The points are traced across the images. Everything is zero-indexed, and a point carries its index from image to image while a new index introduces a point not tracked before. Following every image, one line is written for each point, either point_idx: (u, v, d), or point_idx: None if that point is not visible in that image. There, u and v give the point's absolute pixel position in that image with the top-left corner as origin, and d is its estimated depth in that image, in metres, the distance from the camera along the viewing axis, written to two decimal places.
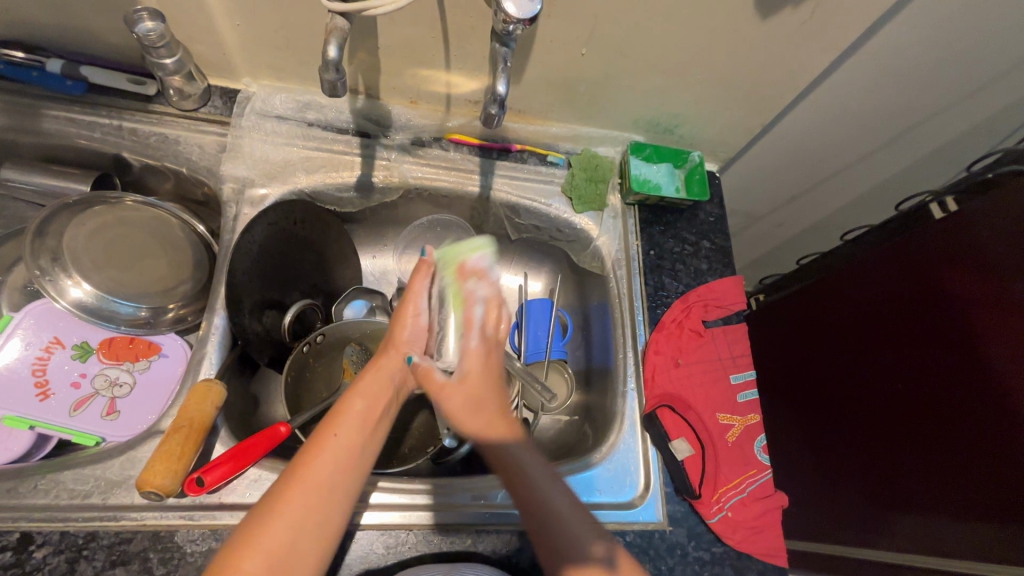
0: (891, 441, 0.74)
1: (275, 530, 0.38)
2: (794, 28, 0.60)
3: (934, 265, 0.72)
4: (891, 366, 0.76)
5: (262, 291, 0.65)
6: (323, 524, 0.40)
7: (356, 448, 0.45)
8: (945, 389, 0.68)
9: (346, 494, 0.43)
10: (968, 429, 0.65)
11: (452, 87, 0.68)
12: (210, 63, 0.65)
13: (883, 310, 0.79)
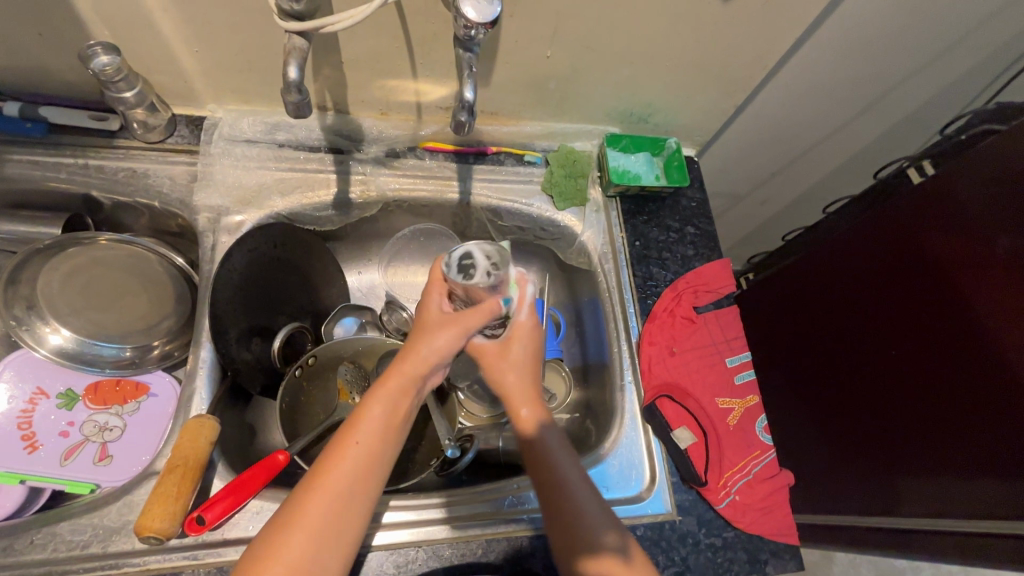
0: (883, 405, 0.74)
1: (292, 546, 0.40)
2: (758, 8, 0.60)
3: (913, 225, 0.72)
4: (875, 332, 0.76)
5: (247, 320, 0.64)
6: (337, 539, 0.41)
7: (371, 468, 0.44)
8: (932, 348, 0.68)
9: (360, 510, 0.43)
10: (960, 385, 0.64)
11: (422, 95, 0.67)
12: (172, 91, 0.63)
13: (863, 276, 0.79)
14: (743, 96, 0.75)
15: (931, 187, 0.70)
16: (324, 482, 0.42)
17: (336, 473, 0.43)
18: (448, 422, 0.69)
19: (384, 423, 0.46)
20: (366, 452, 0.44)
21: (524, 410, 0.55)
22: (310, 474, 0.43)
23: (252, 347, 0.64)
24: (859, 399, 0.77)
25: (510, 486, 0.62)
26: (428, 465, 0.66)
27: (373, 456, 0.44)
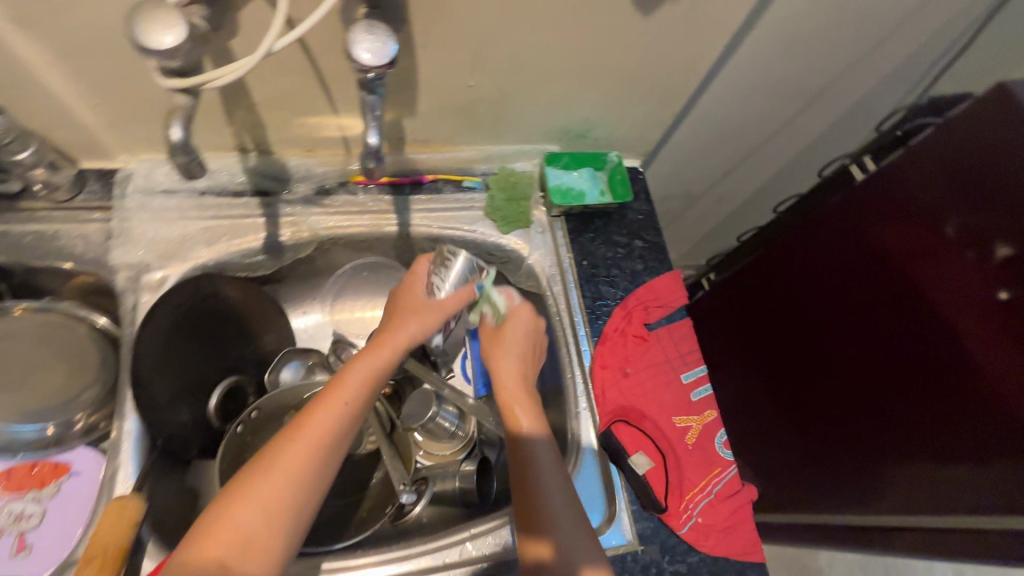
0: (864, 403, 0.77)
1: (240, 513, 0.42)
2: (680, 18, 0.58)
3: (876, 232, 0.74)
4: (851, 333, 0.79)
5: (178, 380, 0.61)
6: (285, 520, 0.44)
7: (330, 451, 0.47)
8: (909, 349, 0.71)
9: (314, 494, 0.46)
10: (935, 385, 0.68)
11: (346, 129, 0.64)
12: (76, 146, 0.60)
13: (832, 281, 0.81)
14: (680, 105, 0.74)
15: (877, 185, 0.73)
16: (284, 452, 0.45)
17: (298, 446, 0.46)
18: (402, 463, 0.67)
19: (353, 410, 0.49)
20: (326, 432, 0.47)
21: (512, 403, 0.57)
22: (274, 446, 0.46)
23: (186, 408, 0.61)
24: (841, 399, 0.81)
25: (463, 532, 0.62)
26: (384, 513, 0.65)
27: (332, 440, 0.47)
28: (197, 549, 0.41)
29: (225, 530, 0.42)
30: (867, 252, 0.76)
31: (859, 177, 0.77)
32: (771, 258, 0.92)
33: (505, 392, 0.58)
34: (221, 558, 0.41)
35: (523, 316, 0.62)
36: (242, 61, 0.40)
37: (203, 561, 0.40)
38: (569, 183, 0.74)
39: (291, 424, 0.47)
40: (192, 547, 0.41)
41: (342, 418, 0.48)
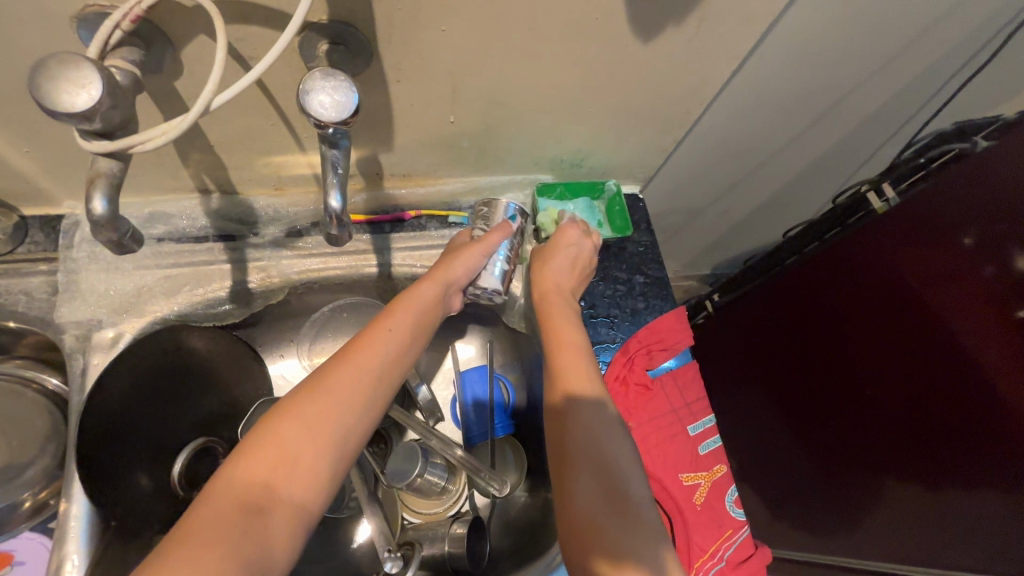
0: (879, 416, 0.77)
1: (289, 431, 0.42)
2: (681, 45, 0.52)
3: (898, 258, 0.70)
4: (864, 350, 0.77)
5: (135, 449, 0.55)
6: (336, 443, 0.43)
7: (380, 378, 0.48)
8: (927, 372, 0.70)
9: (362, 419, 0.45)
10: (953, 408, 0.68)
11: (316, 167, 0.59)
12: (14, 193, 0.54)
13: (847, 302, 0.77)
14: (682, 130, 0.68)
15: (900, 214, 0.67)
16: (335, 374, 0.45)
17: (350, 370, 0.46)
18: (387, 525, 0.62)
19: (400, 341, 0.51)
20: (377, 358, 0.48)
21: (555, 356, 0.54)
22: (327, 368, 0.46)
23: (146, 479, 0.56)
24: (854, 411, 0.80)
25: None
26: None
27: (389, 366, 0.49)
28: (245, 468, 0.40)
29: (274, 450, 0.41)
30: (886, 276, 0.72)
31: (879, 207, 0.70)
32: (781, 280, 0.85)
33: (560, 333, 0.57)
34: (268, 479, 0.40)
35: (567, 252, 0.63)
36: (178, 119, 0.34)
37: (249, 482, 0.39)
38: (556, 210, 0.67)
39: (343, 351, 0.48)
40: (238, 464, 0.40)
41: (390, 350, 0.49)
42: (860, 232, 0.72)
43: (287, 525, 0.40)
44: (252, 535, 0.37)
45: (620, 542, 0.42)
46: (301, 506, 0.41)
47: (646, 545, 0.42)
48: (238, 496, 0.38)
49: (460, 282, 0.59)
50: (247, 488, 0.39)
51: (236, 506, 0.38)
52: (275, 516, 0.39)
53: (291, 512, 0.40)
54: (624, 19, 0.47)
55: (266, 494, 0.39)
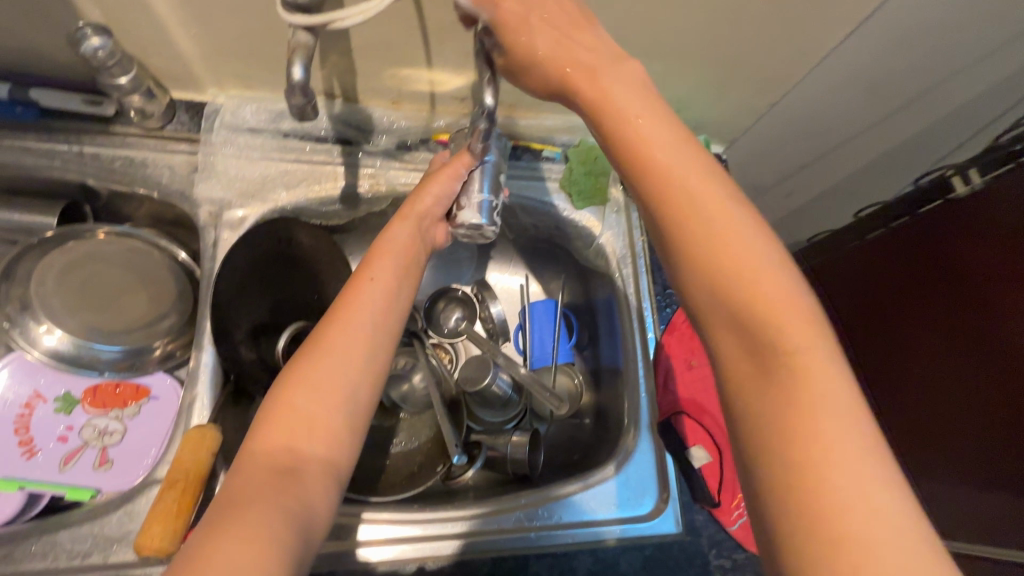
0: (914, 414, 0.70)
1: (297, 397, 0.40)
2: (807, 4, 0.55)
3: (968, 248, 0.63)
4: (909, 341, 0.70)
5: (251, 317, 0.61)
6: (346, 401, 0.42)
7: (379, 326, 0.46)
8: (973, 370, 0.62)
9: (369, 374, 0.43)
10: (995, 410, 0.60)
11: (435, 85, 0.62)
12: (171, 75, 0.59)
13: (911, 293, 0.70)
14: (779, 93, 0.70)
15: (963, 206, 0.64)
16: (333, 335, 0.43)
17: (344, 328, 0.44)
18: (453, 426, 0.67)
19: (388, 292, 0.48)
20: (368, 317, 0.45)
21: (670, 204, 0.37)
22: (322, 332, 0.44)
23: (259, 345, 0.61)
24: (893, 408, 0.73)
25: (517, 501, 0.61)
26: (436, 471, 0.65)
27: (380, 319, 0.46)
28: (262, 439, 0.39)
29: (290, 415, 0.40)
30: (946, 265, 0.65)
31: (957, 194, 0.65)
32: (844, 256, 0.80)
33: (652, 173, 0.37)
34: (289, 442, 0.39)
35: (535, 63, 0.44)
36: (373, 3, 0.39)
37: (272, 451, 0.39)
38: None
39: (328, 316, 0.45)
40: (256, 438, 0.39)
41: (381, 300, 0.47)
42: (927, 221, 0.69)
43: (322, 482, 0.39)
44: (287, 492, 0.36)
45: (771, 427, 0.31)
46: (328, 463, 0.40)
47: (823, 427, 0.30)
48: (265, 467, 0.38)
49: (434, 213, 0.55)
50: (272, 455, 0.38)
51: (265, 472, 0.37)
52: (306, 476, 0.38)
53: (320, 470, 0.39)
54: None
55: (291, 456, 0.38)
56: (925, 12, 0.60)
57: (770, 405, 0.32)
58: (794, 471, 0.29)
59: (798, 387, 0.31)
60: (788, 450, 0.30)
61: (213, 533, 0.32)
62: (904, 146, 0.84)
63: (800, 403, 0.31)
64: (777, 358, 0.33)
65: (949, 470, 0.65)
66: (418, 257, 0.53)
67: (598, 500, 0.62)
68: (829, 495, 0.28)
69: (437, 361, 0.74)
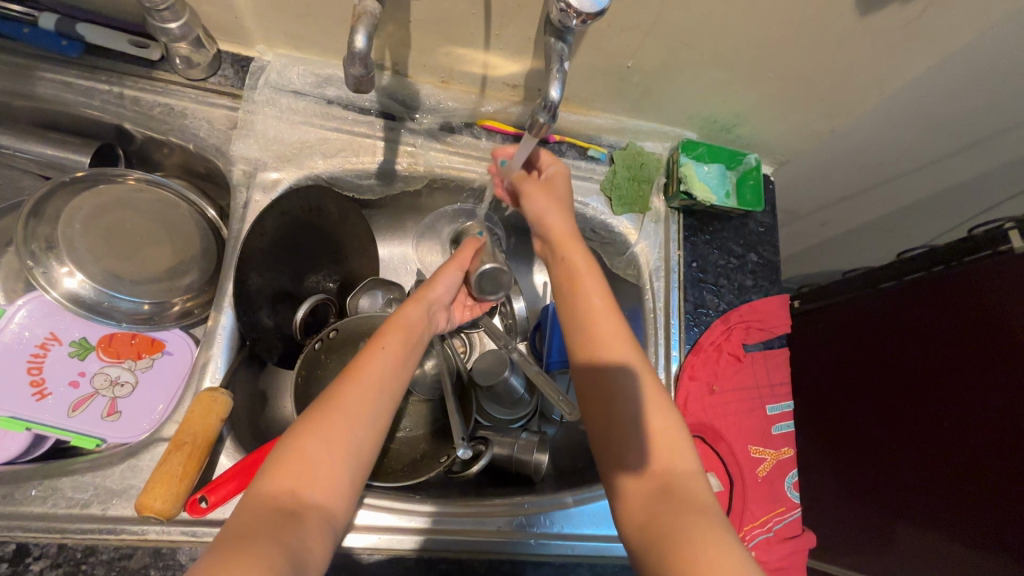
0: (909, 475, 0.66)
1: (308, 444, 0.41)
2: (895, 28, 0.52)
3: (1008, 310, 0.57)
4: (918, 407, 0.65)
5: (273, 284, 0.60)
6: (351, 453, 0.42)
7: (387, 387, 0.46)
8: (984, 444, 0.58)
9: (373, 430, 0.44)
10: (1004, 486, 0.56)
11: (489, 68, 0.60)
12: (219, 25, 0.57)
13: (939, 351, 0.64)
14: (843, 121, 0.67)
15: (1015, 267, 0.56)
16: (343, 391, 0.44)
17: (358, 384, 0.45)
18: (461, 418, 0.65)
19: (397, 353, 0.48)
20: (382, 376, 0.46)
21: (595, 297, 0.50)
22: (332, 388, 0.44)
23: (278, 312, 0.60)
24: (894, 470, 0.68)
25: (521, 505, 0.60)
26: (438, 463, 0.63)
27: (381, 381, 0.46)
28: (269, 484, 0.39)
29: (297, 462, 0.40)
30: (981, 324, 0.59)
31: (1011, 249, 0.57)
32: (875, 299, 0.73)
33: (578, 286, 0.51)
34: (293, 488, 0.39)
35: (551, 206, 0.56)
36: None
37: (274, 495, 0.39)
38: (684, 171, 0.67)
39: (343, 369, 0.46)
40: (262, 480, 0.39)
41: (392, 360, 0.47)
42: (973, 271, 0.61)
43: (321, 532, 0.39)
44: (285, 533, 0.36)
45: (673, 513, 0.41)
46: (326, 507, 0.40)
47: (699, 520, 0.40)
48: (268, 508, 0.38)
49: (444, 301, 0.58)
50: (274, 500, 0.38)
51: (268, 513, 0.37)
52: (308, 525, 0.38)
53: (319, 518, 0.39)
54: None
55: (295, 499, 0.39)
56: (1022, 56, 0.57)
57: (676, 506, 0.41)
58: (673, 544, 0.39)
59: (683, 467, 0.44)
60: (685, 529, 0.39)
61: (222, 569, 0.32)
62: (962, 186, 0.80)
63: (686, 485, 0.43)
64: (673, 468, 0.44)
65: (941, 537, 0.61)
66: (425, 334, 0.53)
67: (602, 515, 0.61)
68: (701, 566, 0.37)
69: (452, 351, 0.71)
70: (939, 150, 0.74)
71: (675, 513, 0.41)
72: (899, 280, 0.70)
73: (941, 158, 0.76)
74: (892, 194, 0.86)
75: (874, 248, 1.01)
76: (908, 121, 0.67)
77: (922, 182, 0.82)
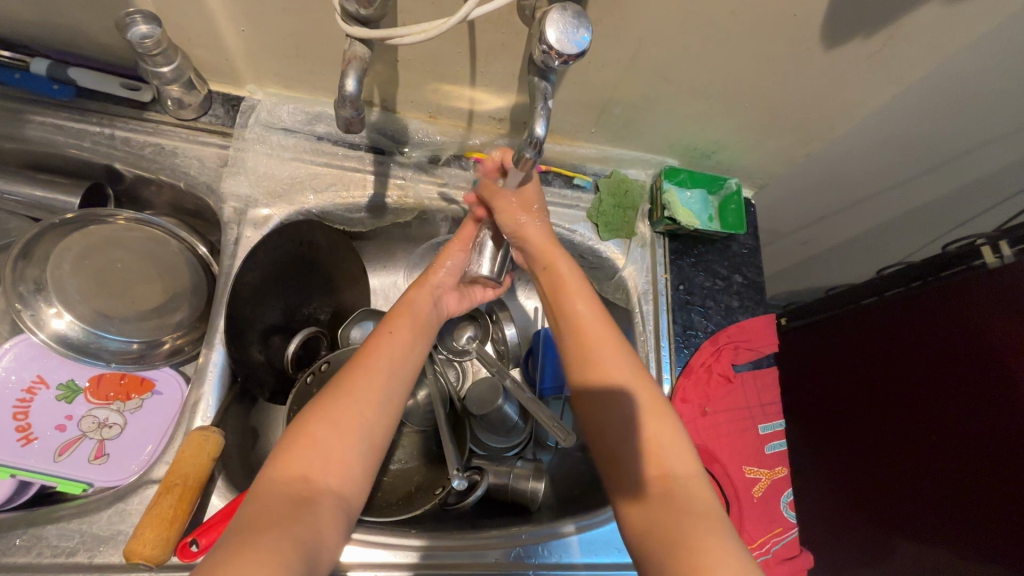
0: (892, 481, 0.67)
1: (320, 429, 0.43)
2: (861, 61, 0.54)
3: (986, 317, 0.59)
4: (895, 402, 0.67)
5: (265, 319, 0.60)
6: (361, 440, 0.44)
7: (396, 373, 0.50)
8: (963, 435, 0.59)
9: (383, 415, 0.47)
10: (989, 479, 0.57)
11: (475, 104, 0.62)
12: (211, 67, 0.58)
13: (919, 355, 0.65)
14: (817, 146, 0.69)
15: (988, 277, 0.59)
16: (355, 380, 0.47)
17: (368, 374, 0.48)
18: (456, 448, 0.64)
19: (404, 340, 0.52)
20: (391, 360, 0.50)
21: (580, 306, 0.54)
22: (343, 376, 0.48)
23: (269, 347, 0.60)
24: (875, 472, 0.69)
25: (517, 536, 0.59)
26: (434, 495, 0.62)
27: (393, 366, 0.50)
28: (282, 467, 0.41)
29: (309, 448, 0.42)
30: (960, 339, 0.61)
31: (984, 263, 0.60)
32: (857, 312, 0.75)
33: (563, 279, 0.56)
34: (305, 472, 0.41)
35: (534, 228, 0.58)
36: (436, 23, 0.41)
37: (288, 478, 0.41)
38: (667, 198, 0.69)
39: (356, 356, 0.50)
40: (275, 465, 0.42)
41: (400, 345, 0.51)
42: (950, 286, 0.63)
43: (332, 514, 0.41)
44: (300, 519, 0.38)
45: (680, 519, 0.42)
46: (338, 494, 0.42)
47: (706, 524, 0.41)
48: (281, 491, 0.40)
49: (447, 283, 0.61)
50: (288, 482, 0.40)
51: (282, 497, 0.39)
52: (320, 509, 0.40)
53: (331, 504, 0.41)
54: (824, 20, 0.49)
55: (306, 485, 0.41)
56: (982, 83, 0.60)
57: (677, 506, 0.43)
58: (682, 548, 0.40)
59: (679, 465, 0.46)
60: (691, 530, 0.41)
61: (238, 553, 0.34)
62: (935, 203, 0.83)
63: (685, 486, 0.45)
64: (669, 466, 0.46)
65: (930, 531, 0.62)
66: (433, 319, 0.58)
67: (601, 542, 0.60)
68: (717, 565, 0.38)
69: (446, 380, 0.71)
70: (910, 171, 0.77)
71: (685, 524, 0.41)
72: (880, 296, 0.72)
73: (911, 178, 0.79)
74: (869, 214, 0.89)
75: (853, 264, 1.03)
76: (880, 144, 0.70)
77: (895, 202, 0.85)
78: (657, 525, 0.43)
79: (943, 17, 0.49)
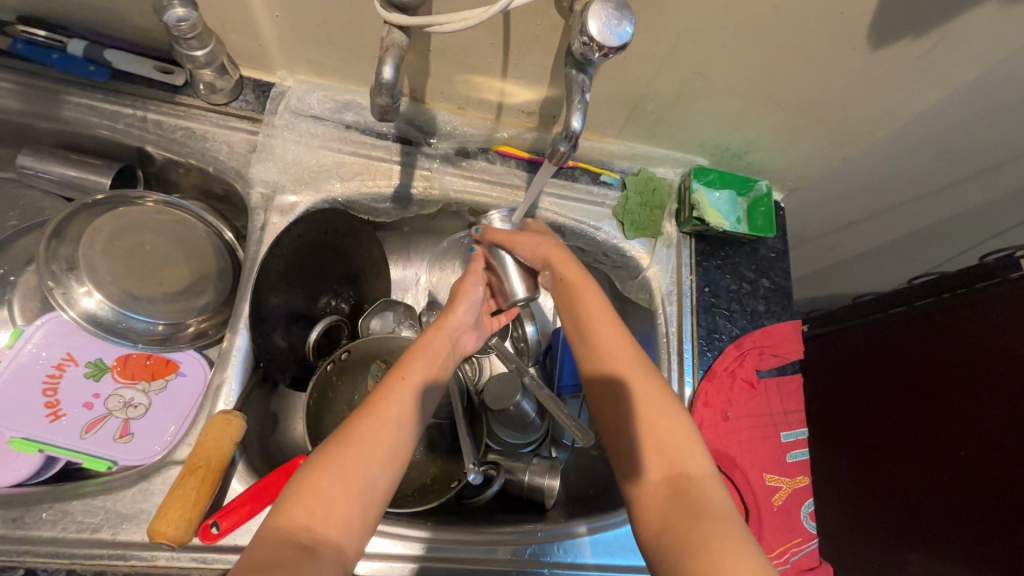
0: (915, 503, 0.65)
1: (326, 478, 0.41)
2: (904, 63, 0.53)
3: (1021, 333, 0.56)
4: (921, 425, 0.65)
5: (288, 305, 0.60)
6: (365, 490, 0.42)
7: (406, 424, 0.46)
8: (994, 457, 0.57)
9: (389, 468, 0.44)
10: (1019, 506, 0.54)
11: (505, 96, 0.61)
12: (244, 53, 0.58)
13: (951, 373, 0.63)
14: (853, 150, 0.67)
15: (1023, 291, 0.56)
16: (364, 428, 0.44)
17: (378, 422, 0.45)
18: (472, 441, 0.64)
19: (417, 381, 0.49)
20: (405, 407, 0.47)
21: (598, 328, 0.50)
22: (353, 421, 0.45)
23: (292, 333, 0.60)
24: (900, 495, 0.67)
25: (532, 533, 0.59)
26: (451, 488, 0.62)
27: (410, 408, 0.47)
28: (286, 515, 0.39)
29: (314, 496, 0.40)
30: (997, 363, 0.58)
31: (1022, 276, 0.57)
32: (885, 326, 0.73)
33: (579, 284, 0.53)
34: (307, 522, 0.39)
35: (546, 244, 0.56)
36: (476, 13, 0.41)
37: (287, 527, 0.39)
38: (696, 198, 0.67)
39: (368, 399, 0.47)
40: (277, 514, 0.40)
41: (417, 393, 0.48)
42: (987, 300, 0.60)
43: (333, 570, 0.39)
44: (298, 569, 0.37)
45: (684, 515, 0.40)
46: (340, 545, 0.40)
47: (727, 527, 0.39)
48: (281, 542, 0.38)
49: (465, 322, 0.57)
50: (290, 532, 0.39)
51: (283, 546, 0.38)
52: (322, 560, 0.38)
53: (332, 553, 0.39)
54: (871, 19, 0.48)
55: (309, 536, 0.39)
56: None
57: (682, 496, 0.42)
58: (691, 547, 0.38)
59: (695, 463, 0.44)
60: (699, 528, 0.39)
61: None
62: (971, 212, 0.81)
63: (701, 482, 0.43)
64: (686, 462, 0.44)
65: (954, 553, 0.60)
66: (449, 361, 0.55)
67: (616, 544, 0.60)
68: (721, 559, 0.37)
69: (464, 373, 0.71)
70: (947, 178, 0.74)
71: (689, 524, 0.40)
72: (910, 306, 0.70)
73: (949, 185, 0.76)
74: (901, 220, 0.86)
75: (882, 272, 1.00)
76: (918, 150, 0.68)
77: (931, 208, 0.82)
78: (669, 519, 0.41)
79: (995, 19, 0.48)
